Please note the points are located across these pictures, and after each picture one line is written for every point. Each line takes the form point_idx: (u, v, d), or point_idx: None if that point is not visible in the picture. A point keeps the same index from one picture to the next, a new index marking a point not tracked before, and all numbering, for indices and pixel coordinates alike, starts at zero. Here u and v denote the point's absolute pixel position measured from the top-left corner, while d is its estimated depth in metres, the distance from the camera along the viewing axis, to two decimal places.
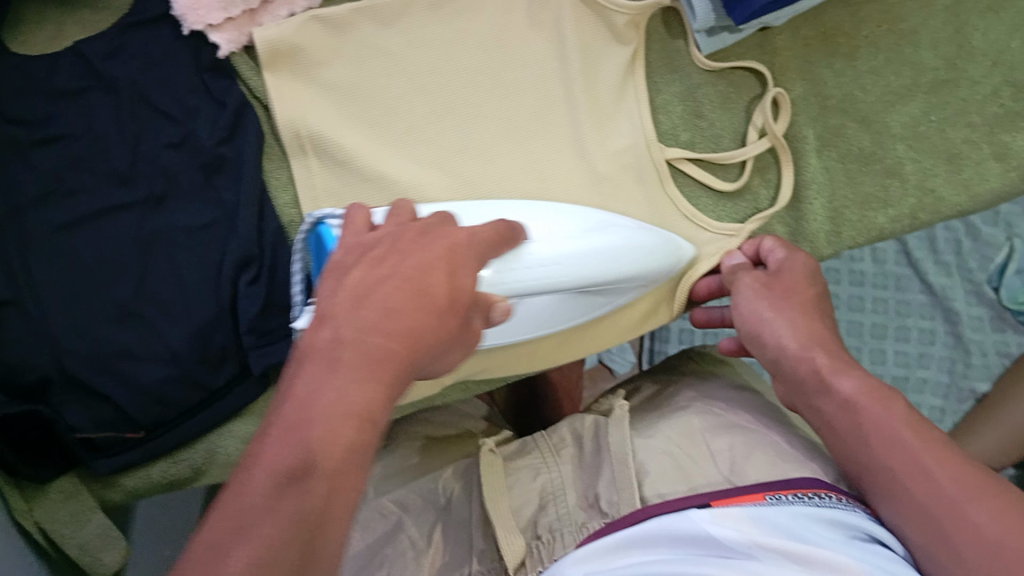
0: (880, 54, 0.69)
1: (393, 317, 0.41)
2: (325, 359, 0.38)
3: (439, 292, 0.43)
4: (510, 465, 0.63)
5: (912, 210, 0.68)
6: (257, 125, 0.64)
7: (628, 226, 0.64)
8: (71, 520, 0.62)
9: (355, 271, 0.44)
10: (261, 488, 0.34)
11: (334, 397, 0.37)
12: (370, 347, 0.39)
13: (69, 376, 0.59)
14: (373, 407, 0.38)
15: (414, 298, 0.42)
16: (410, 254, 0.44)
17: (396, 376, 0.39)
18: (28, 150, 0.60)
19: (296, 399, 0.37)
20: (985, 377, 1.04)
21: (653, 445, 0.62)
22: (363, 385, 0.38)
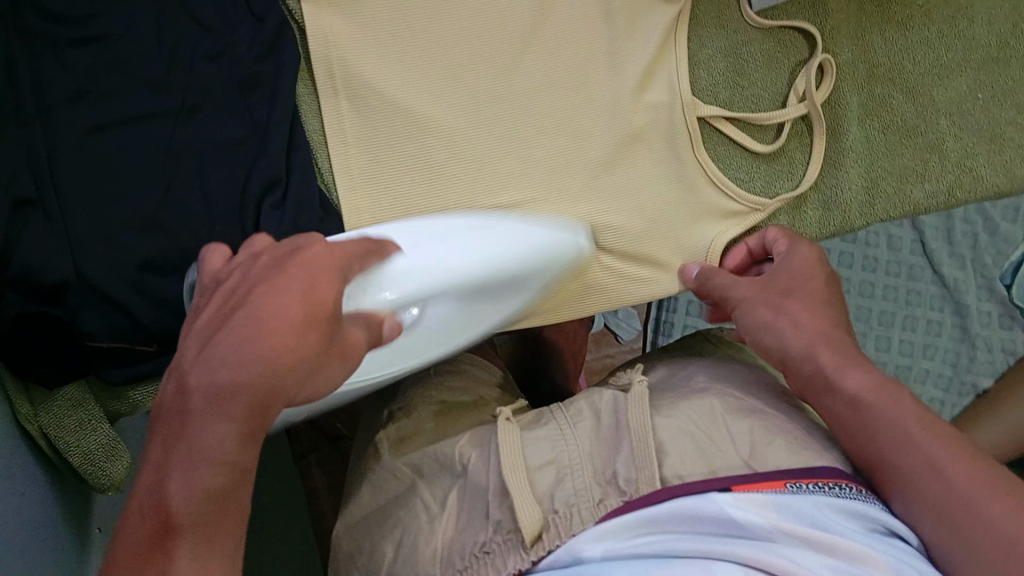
0: (931, 27, 0.69)
1: (251, 355, 0.34)
2: (174, 414, 0.35)
3: (295, 308, 0.35)
4: (527, 436, 0.57)
5: (949, 187, 0.67)
6: (295, 47, 0.63)
7: (519, 234, 0.57)
8: (77, 429, 0.62)
9: (203, 311, 0.38)
10: (124, 558, 0.34)
11: (190, 449, 0.34)
12: (218, 388, 0.34)
13: (86, 281, 0.57)
14: (231, 449, 0.34)
15: (278, 334, 0.35)
16: (271, 279, 0.37)
17: (263, 408, 0.35)
18: (63, 46, 0.59)
19: (151, 465, 0.35)
20: (989, 373, 1.03)
21: (674, 423, 0.56)
22: (216, 430, 0.34)
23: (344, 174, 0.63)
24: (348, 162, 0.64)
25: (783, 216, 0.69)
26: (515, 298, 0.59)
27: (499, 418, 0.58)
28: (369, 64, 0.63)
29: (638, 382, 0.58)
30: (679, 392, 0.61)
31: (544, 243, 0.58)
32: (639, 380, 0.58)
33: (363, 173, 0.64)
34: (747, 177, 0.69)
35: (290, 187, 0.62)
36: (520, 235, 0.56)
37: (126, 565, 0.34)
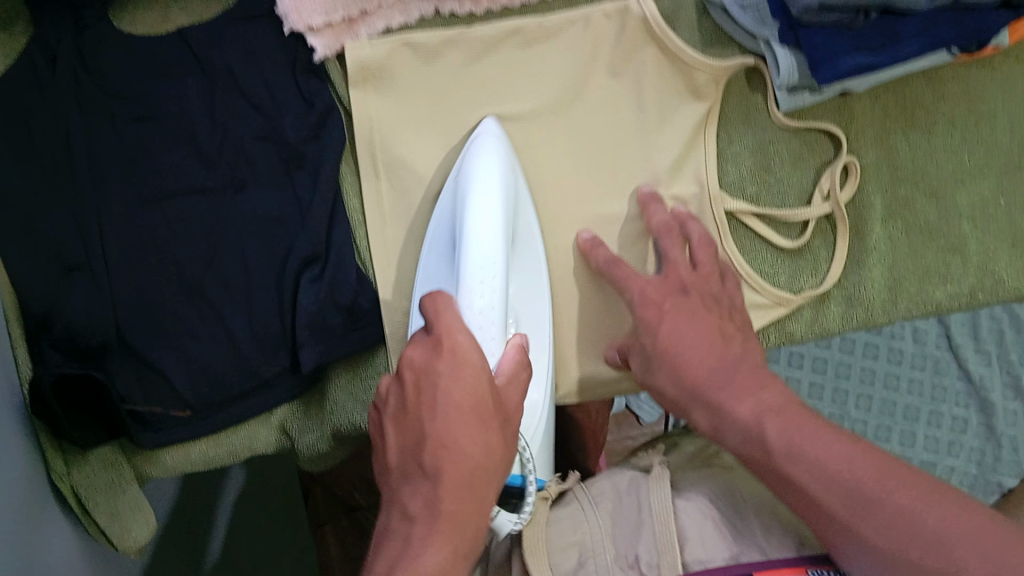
0: (956, 132, 0.70)
1: (462, 484, 0.44)
2: (425, 523, 0.44)
3: (466, 413, 0.45)
4: (552, 517, 0.61)
5: (971, 289, 0.69)
6: (341, 129, 0.66)
7: (494, 157, 0.61)
8: (107, 490, 0.63)
9: (392, 436, 0.47)
10: None
11: (408, 565, 0.42)
12: (445, 504, 0.44)
13: (127, 343, 0.61)
14: (446, 568, 0.42)
15: (463, 474, 0.44)
16: (437, 403, 0.45)
17: (467, 519, 0.44)
18: (121, 121, 0.62)
19: (392, 567, 0.42)
20: (1014, 473, 1.02)
21: (696, 510, 0.58)
22: (439, 543, 0.43)
23: (385, 253, 0.66)
24: (386, 237, 0.67)
25: (805, 310, 0.69)
26: (526, 199, 0.64)
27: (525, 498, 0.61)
28: (411, 146, 0.67)
29: (659, 465, 0.61)
30: (698, 475, 0.63)
31: (501, 153, 0.62)
32: (660, 463, 0.62)
33: (405, 254, 0.67)
34: (771, 271, 0.69)
35: (328, 264, 0.64)
36: (487, 154, 0.61)
37: None
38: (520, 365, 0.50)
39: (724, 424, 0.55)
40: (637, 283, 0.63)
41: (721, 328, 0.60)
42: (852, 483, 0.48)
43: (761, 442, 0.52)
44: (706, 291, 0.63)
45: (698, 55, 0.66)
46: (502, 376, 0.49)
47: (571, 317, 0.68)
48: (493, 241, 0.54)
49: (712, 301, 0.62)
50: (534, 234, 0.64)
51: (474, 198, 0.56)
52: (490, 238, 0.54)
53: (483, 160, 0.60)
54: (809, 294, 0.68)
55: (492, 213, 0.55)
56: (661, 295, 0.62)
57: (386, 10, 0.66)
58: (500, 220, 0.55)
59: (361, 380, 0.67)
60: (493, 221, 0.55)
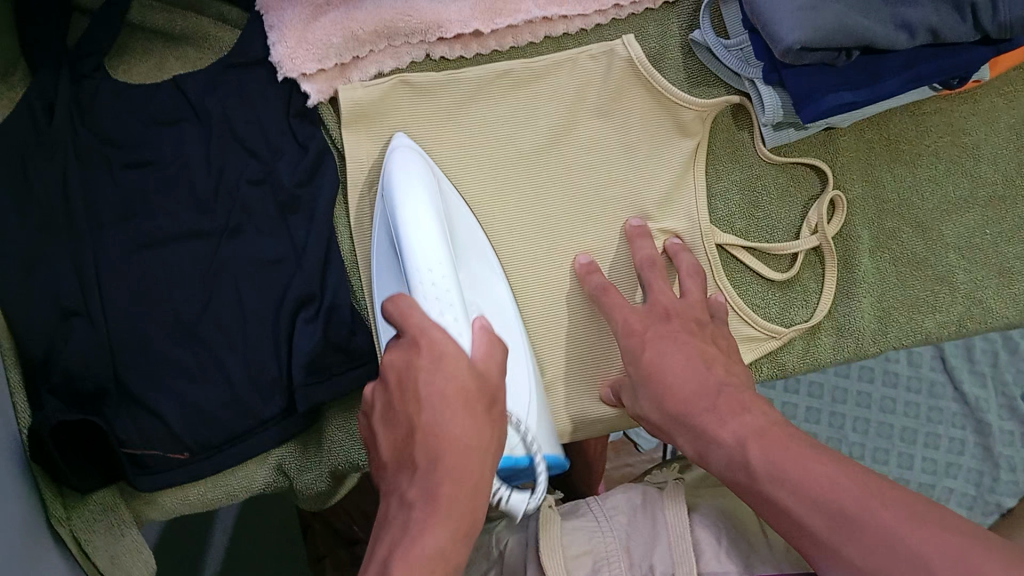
0: (939, 164, 0.72)
1: (459, 478, 0.43)
2: (423, 506, 0.43)
3: (453, 406, 0.44)
4: (566, 526, 0.62)
5: (959, 318, 0.70)
6: (335, 173, 0.67)
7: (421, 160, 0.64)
8: (105, 533, 0.64)
9: (382, 436, 0.46)
10: None
11: (402, 571, 0.41)
12: (442, 488, 0.43)
13: (124, 388, 0.61)
14: (440, 568, 0.41)
15: (452, 466, 0.43)
16: (422, 399, 0.44)
17: (461, 515, 0.43)
18: (118, 169, 0.63)
19: (396, 553, 0.41)
20: (1013, 493, 1.02)
21: (709, 524, 0.61)
22: (439, 527, 0.42)
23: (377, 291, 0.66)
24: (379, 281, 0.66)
25: (796, 343, 0.70)
26: (460, 213, 0.65)
27: (542, 504, 0.62)
28: None
29: (674, 481, 0.63)
30: (706, 496, 0.65)
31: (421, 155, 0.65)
32: (674, 480, 0.63)
33: None
34: (760, 303, 0.70)
35: (322, 305, 0.65)
36: (411, 162, 0.63)
37: None
38: (491, 348, 0.49)
39: (708, 448, 0.54)
40: (624, 312, 0.64)
41: (705, 351, 0.60)
42: (836, 509, 0.47)
43: (744, 465, 0.51)
44: (691, 316, 0.63)
45: (683, 93, 0.68)
46: (478, 358, 0.48)
47: (566, 354, 0.69)
48: (432, 245, 0.57)
49: (696, 325, 0.63)
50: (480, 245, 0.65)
51: (405, 184, 0.60)
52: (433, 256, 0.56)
53: (403, 176, 0.61)
54: (800, 328, 0.69)
55: (428, 219, 0.58)
56: (646, 320, 0.63)
57: (378, 54, 0.67)
58: (432, 222, 0.58)
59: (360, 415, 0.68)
60: (431, 239, 0.57)
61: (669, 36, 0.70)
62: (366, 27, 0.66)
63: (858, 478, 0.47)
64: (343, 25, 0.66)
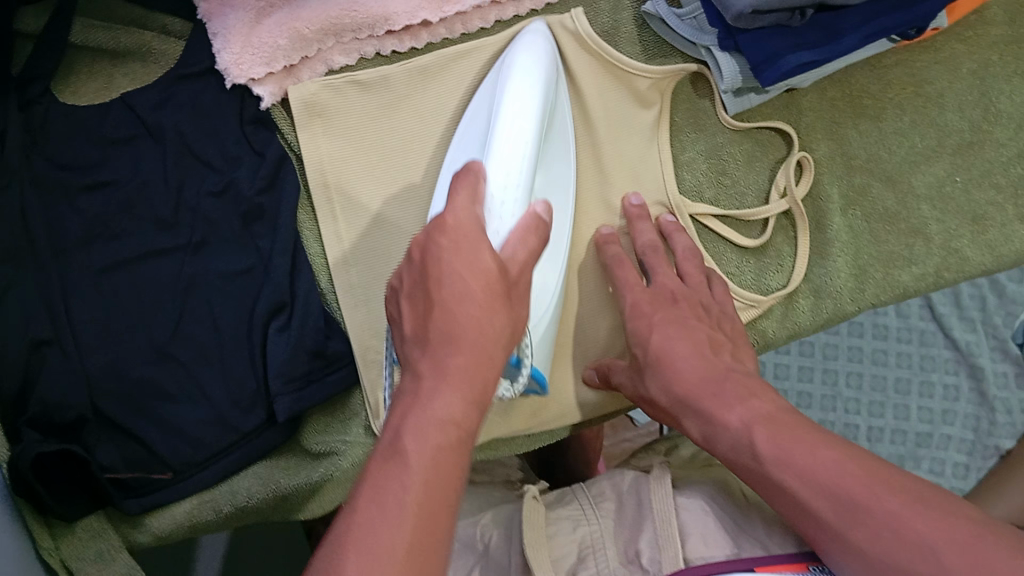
0: (905, 116, 0.71)
1: (487, 344, 0.41)
2: (446, 342, 0.41)
3: (476, 281, 0.42)
4: (550, 516, 0.63)
5: (936, 269, 0.69)
6: (295, 178, 0.66)
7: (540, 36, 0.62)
8: (97, 559, 0.63)
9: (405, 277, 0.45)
10: (432, 419, 0.39)
11: (430, 418, 0.39)
12: (484, 291, 0.42)
13: (102, 415, 0.61)
14: (462, 415, 0.40)
15: (474, 335, 0.41)
16: (443, 259, 0.42)
17: (485, 379, 0.41)
18: (75, 194, 0.62)
19: (435, 373, 0.40)
20: (1010, 435, 1.03)
21: (696, 508, 0.60)
22: (494, 315, 0.42)
23: (348, 294, 0.67)
24: (350, 282, 0.67)
25: (775, 309, 0.69)
26: (562, 99, 0.64)
27: (527, 496, 0.62)
28: (366, 184, 0.67)
29: (659, 465, 0.63)
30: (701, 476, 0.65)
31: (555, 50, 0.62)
32: (661, 464, 0.63)
33: (366, 295, 0.67)
34: (736, 271, 0.70)
35: (295, 311, 0.64)
36: (530, 50, 0.61)
37: (443, 450, 0.39)
38: (535, 235, 0.48)
39: (713, 430, 0.54)
40: (633, 292, 0.64)
41: (711, 339, 0.60)
42: (845, 495, 0.46)
43: (751, 449, 0.51)
44: (696, 300, 0.64)
45: (637, 66, 0.67)
46: (518, 242, 0.48)
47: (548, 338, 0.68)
48: (524, 109, 0.56)
49: (701, 310, 0.63)
50: (568, 121, 0.64)
51: (511, 83, 0.58)
52: (517, 113, 0.55)
53: (528, 50, 0.61)
54: (778, 294, 0.68)
55: (528, 96, 0.57)
56: (654, 296, 0.64)
57: (326, 52, 0.67)
58: (535, 108, 0.56)
59: (340, 422, 0.68)
60: (529, 113, 0.55)
61: (621, 9, 0.69)
62: (311, 26, 0.65)
63: (866, 467, 0.46)
64: (288, 25, 0.65)
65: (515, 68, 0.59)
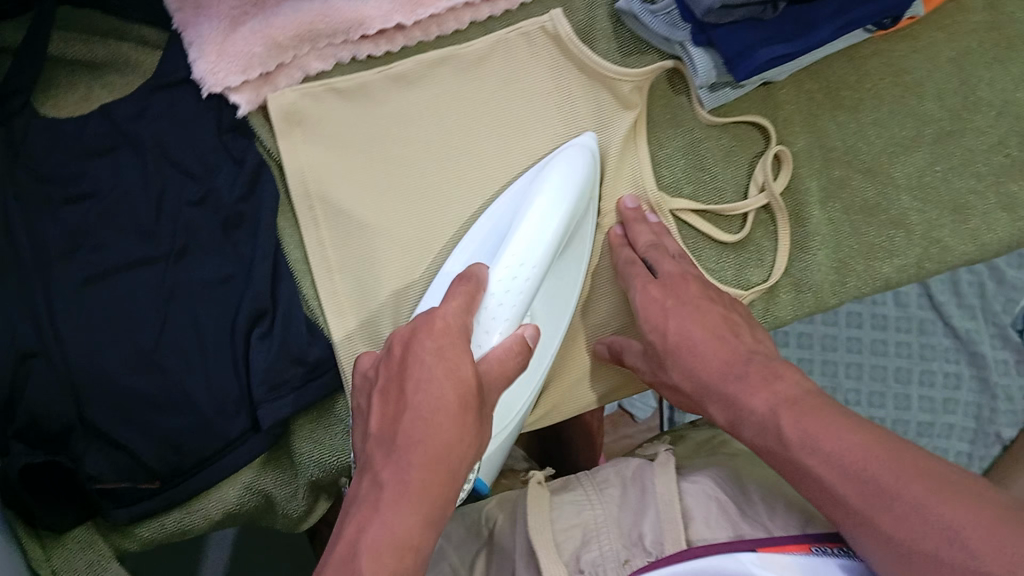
0: (883, 106, 0.71)
1: (452, 442, 0.44)
2: (406, 445, 0.43)
3: (452, 396, 0.44)
4: (556, 500, 0.62)
5: (918, 260, 0.69)
6: (274, 185, 0.66)
7: (576, 150, 0.64)
8: (87, 569, 0.64)
9: (395, 346, 0.48)
10: (389, 521, 0.41)
11: (382, 535, 0.41)
12: (458, 389, 0.44)
13: (90, 425, 0.61)
14: (416, 538, 0.42)
15: (435, 453, 0.43)
16: (422, 364, 0.45)
17: (439, 492, 0.43)
18: (57, 206, 0.63)
19: (395, 471, 0.43)
20: (1011, 424, 1.02)
21: (699, 488, 0.60)
22: (457, 425, 0.44)
23: (332, 297, 0.66)
24: (334, 288, 0.66)
25: (756, 304, 0.69)
26: (574, 249, 0.66)
27: (531, 481, 0.63)
28: (344, 188, 0.67)
29: (664, 453, 0.64)
30: (705, 463, 0.66)
31: (588, 166, 0.64)
32: (666, 451, 0.64)
33: (350, 299, 0.66)
34: (718, 268, 0.69)
35: (277, 317, 0.64)
36: (560, 168, 0.62)
37: (387, 562, 0.40)
38: (517, 357, 0.51)
39: (739, 415, 0.54)
40: (640, 283, 0.64)
41: (726, 319, 0.60)
42: (869, 479, 0.45)
43: (775, 431, 0.51)
44: (708, 285, 0.64)
45: (614, 67, 0.68)
46: (503, 364, 0.50)
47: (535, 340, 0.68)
48: (539, 227, 0.58)
49: (712, 291, 0.63)
50: (586, 244, 0.66)
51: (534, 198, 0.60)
52: (529, 242, 0.57)
53: (563, 168, 0.63)
54: (758, 289, 0.68)
55: (549, 213, 0.59)
56: (665, 291, 0.62)
57: (301, 58, 0.67)
58: (556, 223, 0.59)
59: (327, 427, 0.68)
60: (543, 243, 0.58)
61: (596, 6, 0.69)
62: (287, 32, 0.66)
63: (896, 454, 0.46)
64: (264, 33, 0.65)
65: (535, 194, 0.61)
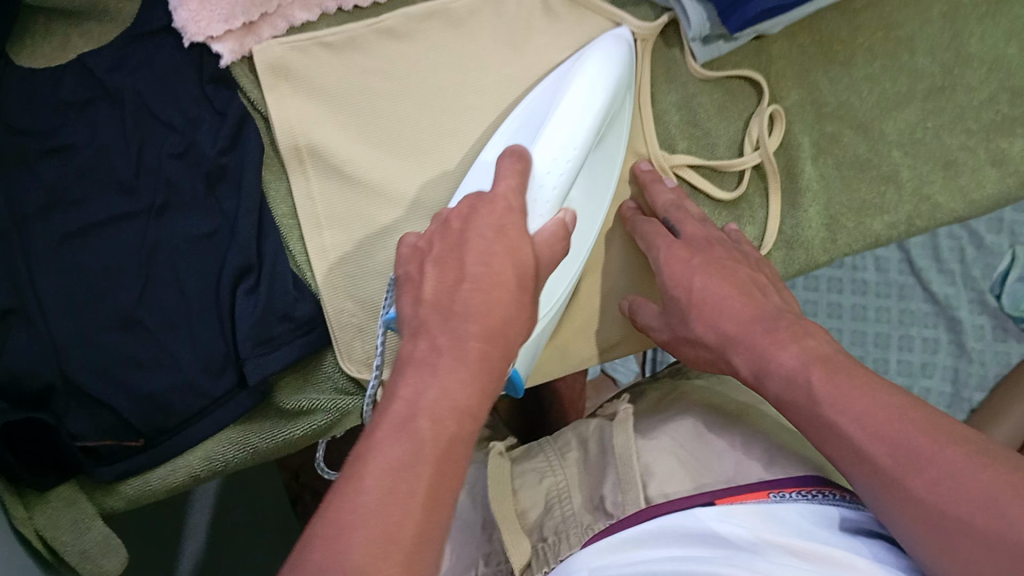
0: (875, 61, 0.71)
1: (512, 299, 0.45)
2: (455, 313, 0.43)
3: (508, 269, 0.45)
4: (517, 470, 0.65)
5: (908, 217, 0.70)
6: (258, 136, 0.65)
7: (613, 44, 0.63)
8: (71, 527, 0.63)
9: (451, 220, 0.48)
10: (450, 384, 0.41)
11: (440, 401, 0.40)
12: (509, 267, 0.45)
13: (71, 384, 0.59)
14: (473, 401, 0.41)
15: (495, 324, 0.43)
16: (481, 235, 0.46)
17: (495, 358, 0.43)
18: (33, 159, 0.61)
19: (449, 335, 0.42)
20: (980, 387, 1.04)
21: (658, 446, 0.61)
22: (513, 300, 0.44)
23: (321, 254, 0.65)
24: (323, 242, 0.65)
25: None
26: (614, 138, 0.64)
27: (492, 452, 0.64)
28: (333, 142, 0.65)
29: (623, 409, 0.62)
30: (664, 412, 0.66)
31: (626, 60, 0.63)
32: (624, 407, 0.63)
33: (339, 252, 0.66)
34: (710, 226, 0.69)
35: (263, 273, 0.63)
36: (598, 57, 0.62)
37: (446, 457, 0.39)
38: (560, 240, 0.51)
39: (768, 367, 0.53)
40: (663, 243, 0.63)
41: (752, 280, 0.60)
42: (905, 444, 0.46)
43: (807, 389, 0.50)
44: (730, 248, 0.63)
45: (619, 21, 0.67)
46: (548, 244, 0.50)
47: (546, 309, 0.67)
48: (579, 115, 0.58)
49: (737, 253, 0.63)
50: (620, 143, 0.65)
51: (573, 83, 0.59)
52: (570, 130, 0.57)
53: (602, 55, 0.62)
54: None
55: (592, 105, 0.58)
56: (690, 253, 0.62)
57: (286, 7, 0.65)
58: (597, 109, 0.59)
59: (312, 385, 0.68)
60: (582, 128, 0.57)
61: None
62: None
63: (926, 420, 0.46)
64: None
65: (576, 84, 0.60)
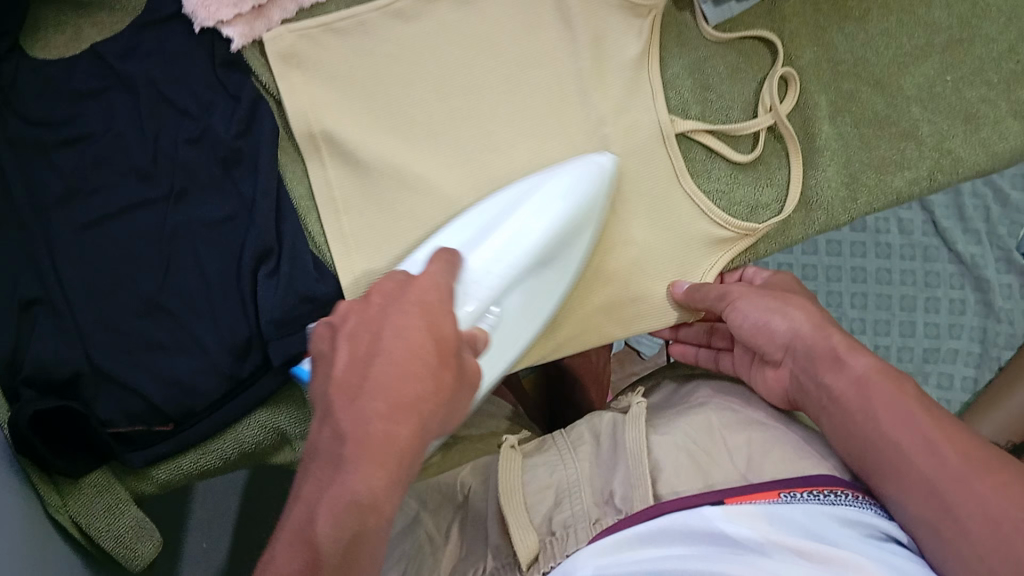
0: (891, 17, 0.72)
1: (414, 393, 0.41)
2: (355, 403, 0.41)
3: (424, 347, 0.42)
4: (528, 461, 0.60)
5: (929, 172, 0.70)
6: (272, 118, 0.65)
7: (582, 172, 0.63)
8: (105, 513, 0.64)
9: (373, 295, 0.45)
10: (344, 489, 0.39)
11: (339, 496, 0.39)
12: (425, 347, 0.42)
13: (98, 368, 0.60)
14: (374, 496, 0.39)
15: (398, 400, 0.41)
16: (394, 310, 0.44)
17: (399, 458, 0.40)
18: (52, 149, 0.61)
19: (353, 427, 0.40)
20: (1009, 346, 1.03)
21: (670, 440, 0.58)
22: (422, 387, 0.41)
23: (340, 239, 0.65)
24: (341, 227, 0.65)
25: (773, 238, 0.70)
26: (568, 259, 0.63)
27: (504, 445, 0.59)
28: (345, 120, 0.65)
29: (636, 403, 0.60)
30: (680, 408, 0.63)
31: (596, 180, 0.63)
32: (637, 401, 0.61)
33: (360, 234, 0.65)
34: (727, 189, 0.70)
35: (283, 255, 0.63)
36: (552, 179, 0.63)
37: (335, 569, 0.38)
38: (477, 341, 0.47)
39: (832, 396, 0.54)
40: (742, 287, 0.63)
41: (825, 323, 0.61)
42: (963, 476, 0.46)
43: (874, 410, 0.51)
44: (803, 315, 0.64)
45: None
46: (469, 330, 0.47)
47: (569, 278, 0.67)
48: (515, 238, 0.59)
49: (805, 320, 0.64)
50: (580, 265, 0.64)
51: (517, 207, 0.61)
52: (505, 244, 0.59)
53: (560, 182, 0.62)
54: (772, 223, 0.69)
55: (537, 222, 0.60)
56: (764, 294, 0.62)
57: None
58: (542, 228, 0.60)
59: None
60: (519, 242, 0.59)
61: None
62: None
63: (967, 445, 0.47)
64: None
65: (528, 198, 0.62)
